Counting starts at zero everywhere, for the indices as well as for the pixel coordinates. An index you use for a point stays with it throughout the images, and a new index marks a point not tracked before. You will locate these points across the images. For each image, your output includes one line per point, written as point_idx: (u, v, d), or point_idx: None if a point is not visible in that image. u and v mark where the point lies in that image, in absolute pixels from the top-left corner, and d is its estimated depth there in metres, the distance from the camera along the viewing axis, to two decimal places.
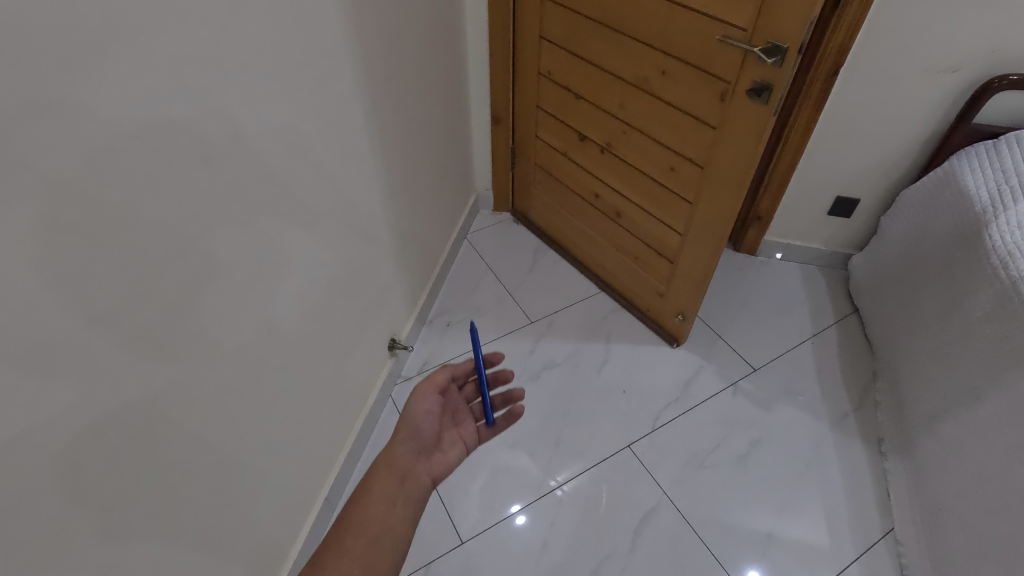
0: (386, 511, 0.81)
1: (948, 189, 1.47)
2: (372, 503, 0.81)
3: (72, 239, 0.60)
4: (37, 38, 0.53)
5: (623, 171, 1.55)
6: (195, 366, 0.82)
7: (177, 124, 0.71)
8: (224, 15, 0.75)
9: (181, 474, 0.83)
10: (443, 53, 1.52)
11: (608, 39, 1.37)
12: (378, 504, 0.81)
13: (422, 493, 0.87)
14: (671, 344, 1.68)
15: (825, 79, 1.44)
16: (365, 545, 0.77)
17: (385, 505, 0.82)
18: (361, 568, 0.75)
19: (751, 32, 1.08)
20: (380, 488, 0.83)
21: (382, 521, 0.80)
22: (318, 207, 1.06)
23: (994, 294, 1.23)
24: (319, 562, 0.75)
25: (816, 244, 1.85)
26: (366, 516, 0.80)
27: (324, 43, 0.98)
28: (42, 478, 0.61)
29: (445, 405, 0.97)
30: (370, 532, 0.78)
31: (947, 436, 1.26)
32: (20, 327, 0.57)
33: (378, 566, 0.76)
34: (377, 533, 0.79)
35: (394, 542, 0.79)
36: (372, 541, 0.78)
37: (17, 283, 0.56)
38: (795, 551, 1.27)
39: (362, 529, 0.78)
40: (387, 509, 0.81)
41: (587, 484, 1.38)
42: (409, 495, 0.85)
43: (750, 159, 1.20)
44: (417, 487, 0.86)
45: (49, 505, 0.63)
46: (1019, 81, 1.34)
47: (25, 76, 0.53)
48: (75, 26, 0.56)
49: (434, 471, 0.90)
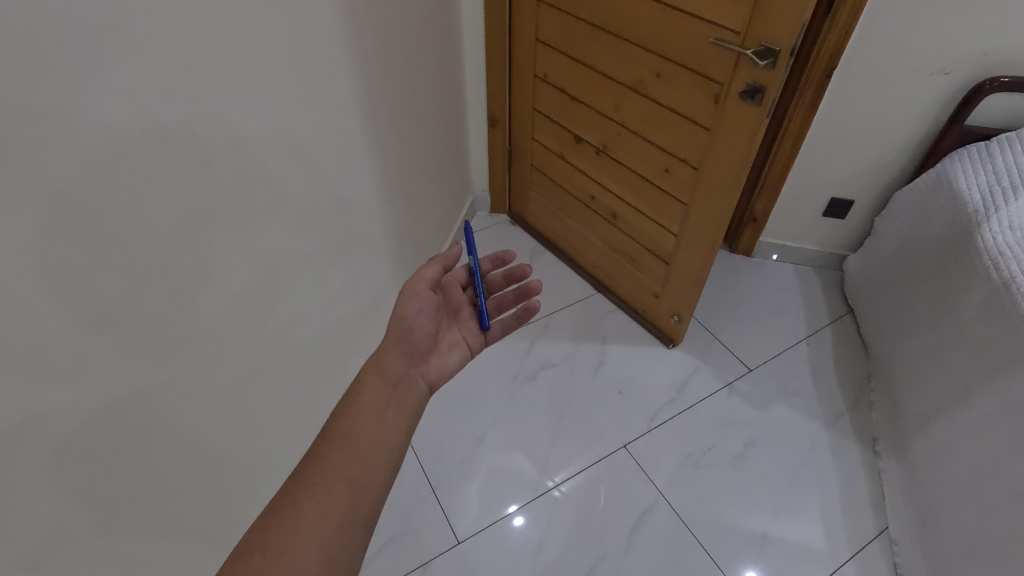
0: (376, 422, 0.77)
1: (941, 190, 1.48)
2: (361, 414, 0.77)
3: (69, 242, 0.61)
4: (34, 44, 0.54)
5: (619, 173, 1.56)
6: (193, 368, 0.82)
7: (175, 128, 0.71)
8: (221, 20, 0.76)
9: (178, 474, 0.83)
10: (440, 55, 1.53)
11: (603, 41, 1.38)
12: (368, 414, 0.77)
13: (416, 401, 0.83)
14: (667, 345, 1.68)
15: (819, 81, 1.45)
16: (355, 458, 0.72)
17: (376, 415, 0.77)
18: (350, 480, 0.70)
19: (743, 34, 1.09)
20: (371, 395, 0.79)
21: (372, 433, 0.75)
22: (316, 209, 1.07)
23: (986, 295, 1.24)
24: (302, 475, 0.69)
25: (812, 245, 1.86)
26: (354, 427, 0.75)
27: (320, 47, 0.99)
28: (38, 479, 0.62)
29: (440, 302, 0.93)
30: (360, 443, 0.74)
31: (940, 435, 1.27)
32: (17, 331, 0.57)
33: (369, 477, 0.71)
34: (367, 445, 0.74)
35: (388, 455, 0.74)
36: (363, 453, 0.73)
37: (14, 286, 0.56)
38: (789, 551, 1.28)
39: (350, 441, 0.73)
40: (378, 420, 0.77)
41: (584, 485, 1.38)
42: (402, 403, 0.81)
43: (743, 161, 1.21)
44: (410, 395, 0.83)
45: (46, 505, 0.63)
46: (1011, 83, 1.35)
47: (22, 82, 0.54)
48: (71, 34, 0.57)
49: (430, 376, 0.87)
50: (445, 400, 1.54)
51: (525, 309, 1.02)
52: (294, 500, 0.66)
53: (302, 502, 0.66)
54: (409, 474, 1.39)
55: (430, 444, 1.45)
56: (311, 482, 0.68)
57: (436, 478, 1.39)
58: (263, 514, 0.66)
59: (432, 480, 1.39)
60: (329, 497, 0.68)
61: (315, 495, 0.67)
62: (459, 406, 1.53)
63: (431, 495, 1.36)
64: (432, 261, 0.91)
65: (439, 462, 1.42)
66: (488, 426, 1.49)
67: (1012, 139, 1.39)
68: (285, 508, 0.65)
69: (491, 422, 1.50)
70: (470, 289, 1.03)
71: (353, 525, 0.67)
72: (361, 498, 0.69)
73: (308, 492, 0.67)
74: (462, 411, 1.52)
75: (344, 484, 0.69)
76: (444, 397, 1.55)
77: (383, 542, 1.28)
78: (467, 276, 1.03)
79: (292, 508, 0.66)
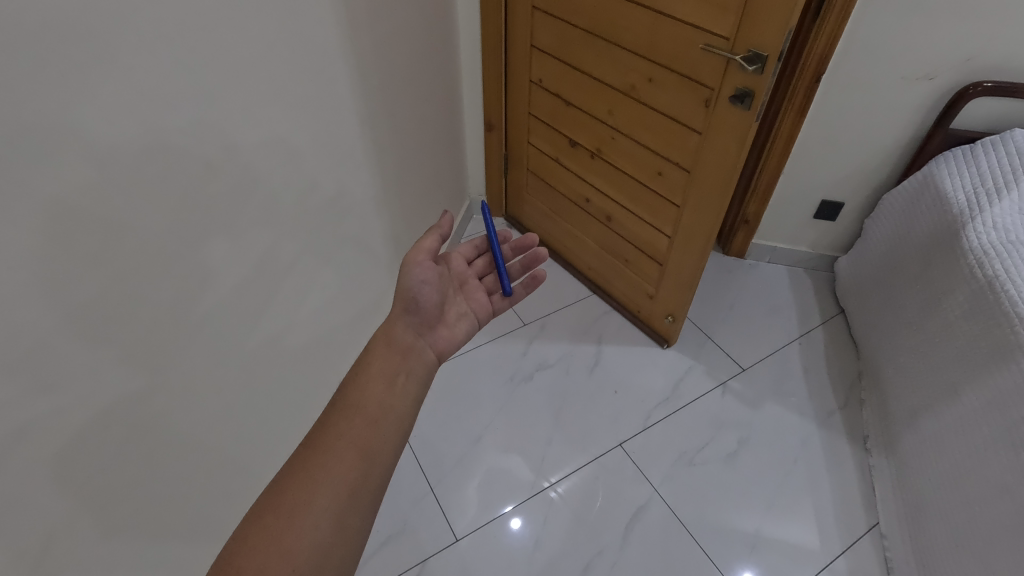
0: (385, 390, 0.78)
1: (927, 192, 1.51)
2: (370, 383, 0.78)
3: (71, 238, 0.62)
4: (34, 44, 0.56)
5: (613, 176, 1.59)
6: (196, 366, 0.84)
7: (177, 131, 0.74)
8: (222, 29, 0.78)
9: (178, 471, 0.85)
10: (436, 61, 1.56)
11: (596, 47, 1.41)
12: (377, 383, 0.79)
13: (425, 368, 0.85)
14: (662, 345, 1.71)
15: (808, 86, 1.48)
16: (365, 425, 0.74)
17: (384, 384, 0.79)
18: (359, 447, 0.71)
19: (733, 40, 1.11)
20: (380, 365, 0.81)
21: (381, 402, 0.77)
22: (316, 212, 1.09)
23: (972, 293, 1.27)
24: (314, 442, 0.71)
25: (803, 247, 1.89)
26: (364, 396, 0.77)
27: (318, 53, 1.01)
28: (44, 471, 0.63)
29: (444, 274, 0.94)
30: (369, 411, 0.75)
31: (928, 431, 1.30)
32: (17, 326, 0.58)
33: (378, 444, 0.73)
34: (377, 413, 0.75)
35: (397, 422, 0.76)
36: (373, 420, 0.74)
37: (18, 281, 0.58)
38: (782, 546, 1.29)
39: (359, 409, 0.75)
40: (386, 389, 0.78)
41: (580, 483, 1.40)
42: (410, 372, 0.83)
43: (733, 164, 1.24)
44: (419, 364, 0.85)
45: (50, 498, 0.65)
46: (994, 88, 1.39)
47: (23, 83, 0.55)
48: (71, 35, 0.59)
49: (439, 346, 0.90)
50: (444, 401, 1.56)
51: (533, 278, 1.03)
52: (306, 466, 0.69)
53: (313, 468, 0.68)
54: (407, 473, 1.41)
55: (428, 444, 1.46)
56: (322, 448, 0.70)
57: (435, 476, 1.41)
58: (277, 478, 0.68)
59: (431, 479, 1.40)
60: (339, 462, 0.69)
61: (325, 461, 0.69)
62: (457, 406, 1.55)
63: (429, 494, 1.37)
64: (432, 234, 0.92)
65: (438, 462, 1.43)
66: (485, 426, 1.51)
67: (995, 142, 1.43)
68: (297, 474, 0.68)
69: (488, 422, 1.52)
70: (476, 264, 1.05)
71: (363, 490, 0.68)
72: (371, 464, 0.71)
73: (319, 457, 0.69)
74: (461, 411, 1.54)
75: (354, 449, 0.71)
76: (443, 398, 1.57)
77: (381, 540, 1.30)
78: (470, 251, 1.05)
79: (304, 473, 0.68)
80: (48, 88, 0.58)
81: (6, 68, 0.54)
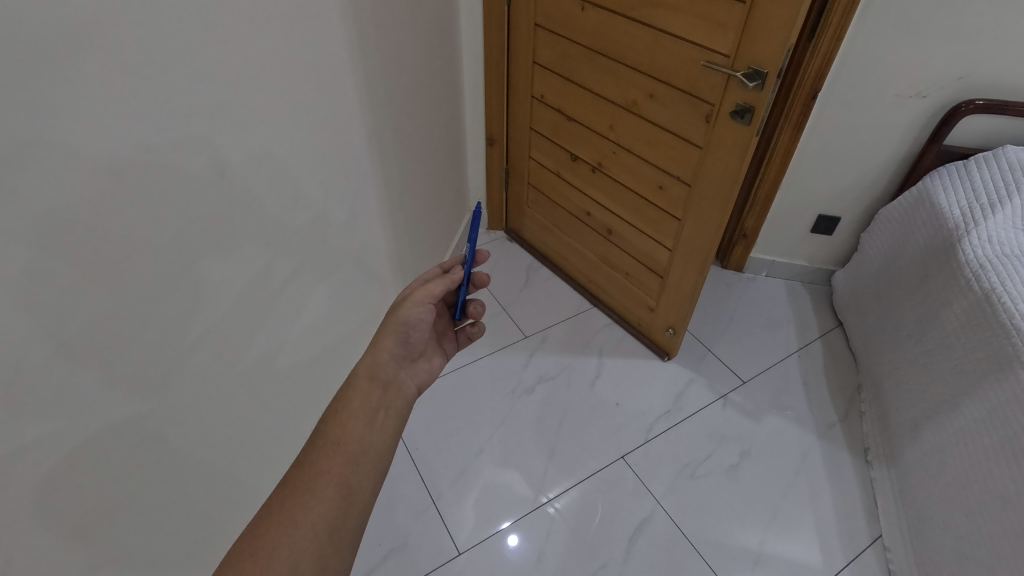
0: (365, 426, 0.78)
1: (922, 207, 1.54)
2: (351, 419, 0.78)
3: (67, 251, 0.62)
4: (48, 61, 0.57)
5: (613, 190, 1.61)
6: (193, 377, 0.83)
7: (188, 143, 0.75)
8: (234, 44, 0.80)
9: (173, 487, 0.83)
10: (440, 76, 1.58)
11: (598, 63, 1.44)
12: (358, 419, 0.78)
13: (405, 402, 0.85)
14: (662, 358, 1.72)
15: (804, 103, 1.51)
16: (345, 463, 0.73)
17: (365, 420, 0.78)
18: (339, 486, 0.71)
19: (733, 57, 1.14)
20: (360, 401, 0.80)
21: (362, 438, 0.77)
22: (320, 224, 1.10)
23: (971, 306, 1.29)
24: (293, 482, 0.70)
25: (800, 261, 1.92)
26: (345, 431, 0.76)
27: (328, 66, 1.04)
28: (29, 489, 0.62)
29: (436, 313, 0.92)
30: (349, 449, 0.75)
31: (930, 443, 1.30)
32: (14, 340, 0.58)
33: (358, 481, 0.73)
34: (357, 451, 0.75)
35: (375, 461, 0.76)
36: (352, 458, 0.74)
37: (16, 296, 0.57)
38: (784, 563, 1.28)
39: (339, 447, 0.74)
40: (367, 426, 0.78)
41: (580, 498, 1.39)
42: (390, 407, 0.82)
43: (734, 178, 1.25)
44: (399, 398, 0.84)
45: (39, 517, 0.63)
46: (985, 106, 1.43)
47: (45, 100, 0.57)
48: (84, 53, 0.60)
49: (419, 379, 0.90)
50: (446, 413, 1.56)
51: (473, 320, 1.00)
52: (285, 507, 0.68)
53: (292, 509, 0.68)
54: (408, 486, 1.40)
55: (428, 460, 1.45)
56: (301, 489, 0.70)
57: (435, 490, 1.40)
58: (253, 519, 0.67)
59: (431, 492, 1.39)
60: (320, 502, 0.69)
61: (305, 502, 0.68)
62: (458, 418, 1.55)
63: (430, 507, 1.37)
64: (442, 280, 0.90)
65: (438, 476, 1.43)
66: (486, 439, 1.50)
67: (988, 158, 1.46)
68: (275, 516, 0.67)
69: (489, 435, 1.51)
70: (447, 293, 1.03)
71: (342, 531, 0.68)
72: (349, 503, 0.70)
73: (298, 498, 0.69)
74: (463, 422, 1.54)
75: (334, 488, 0.71)
76: (447, 410, 1.56)
77: (382, 553, 1.29)
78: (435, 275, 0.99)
79: (284, 513, 0.67)
80: (64, 103, 0.59)
81: (28, 85, 0.55)
